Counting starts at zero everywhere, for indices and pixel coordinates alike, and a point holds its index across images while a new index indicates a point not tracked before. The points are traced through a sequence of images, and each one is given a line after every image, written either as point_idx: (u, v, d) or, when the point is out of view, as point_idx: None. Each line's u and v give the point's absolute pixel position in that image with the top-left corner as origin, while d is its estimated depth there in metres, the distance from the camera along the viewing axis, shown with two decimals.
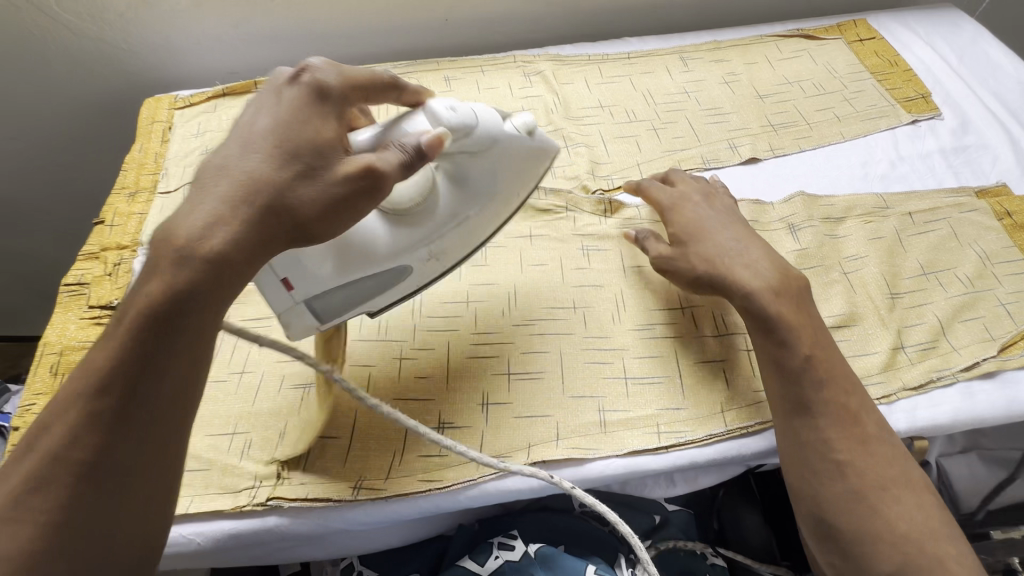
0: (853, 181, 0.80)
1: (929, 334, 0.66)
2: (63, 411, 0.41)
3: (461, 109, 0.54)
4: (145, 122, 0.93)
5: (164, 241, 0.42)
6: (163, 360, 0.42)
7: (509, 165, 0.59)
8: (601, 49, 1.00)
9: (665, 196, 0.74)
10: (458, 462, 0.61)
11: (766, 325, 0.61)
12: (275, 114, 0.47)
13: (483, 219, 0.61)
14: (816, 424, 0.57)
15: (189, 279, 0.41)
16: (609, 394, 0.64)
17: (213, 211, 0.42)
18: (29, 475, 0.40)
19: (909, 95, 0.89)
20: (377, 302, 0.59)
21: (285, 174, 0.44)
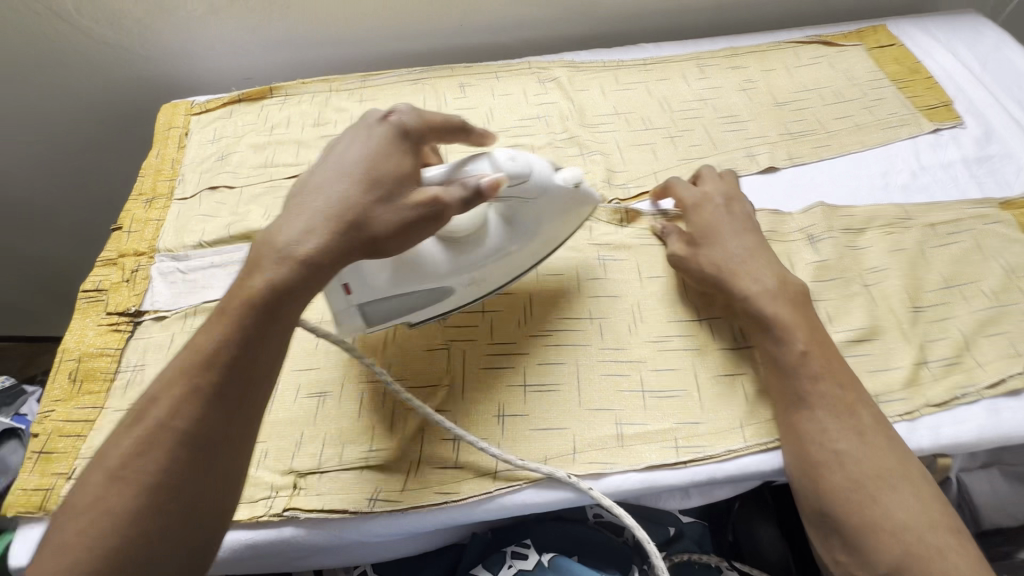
0: (874, 192, 0.79)
1: (952, 349, 0.65)
2: (173, 380, 0.47)
3: (519, 160, 0.59)
4: (162, 128, 0.93)
5: (267, 245, 0.49)
6: (256, 347, 0.48)
7: (553, 213, 0.65)
8: (616, 55, 1.00)
9: (689, 194, 0.74)
10: (474, 474, 0.60)
11: (762, 324, 0.62)
12: (364, 141, 0.53)
13: (523, 255, 0.66)
14: (811, 416, 0.57)
15: (283, 279, 0.47)
16: (626, 407, 0.64)
17: (307, 224, 0.48)
18: (138, 440, 0.45)
19: (931, 103, 0.87)
20: (419, 314, 0.65)
21: (367, 196, 0.50)
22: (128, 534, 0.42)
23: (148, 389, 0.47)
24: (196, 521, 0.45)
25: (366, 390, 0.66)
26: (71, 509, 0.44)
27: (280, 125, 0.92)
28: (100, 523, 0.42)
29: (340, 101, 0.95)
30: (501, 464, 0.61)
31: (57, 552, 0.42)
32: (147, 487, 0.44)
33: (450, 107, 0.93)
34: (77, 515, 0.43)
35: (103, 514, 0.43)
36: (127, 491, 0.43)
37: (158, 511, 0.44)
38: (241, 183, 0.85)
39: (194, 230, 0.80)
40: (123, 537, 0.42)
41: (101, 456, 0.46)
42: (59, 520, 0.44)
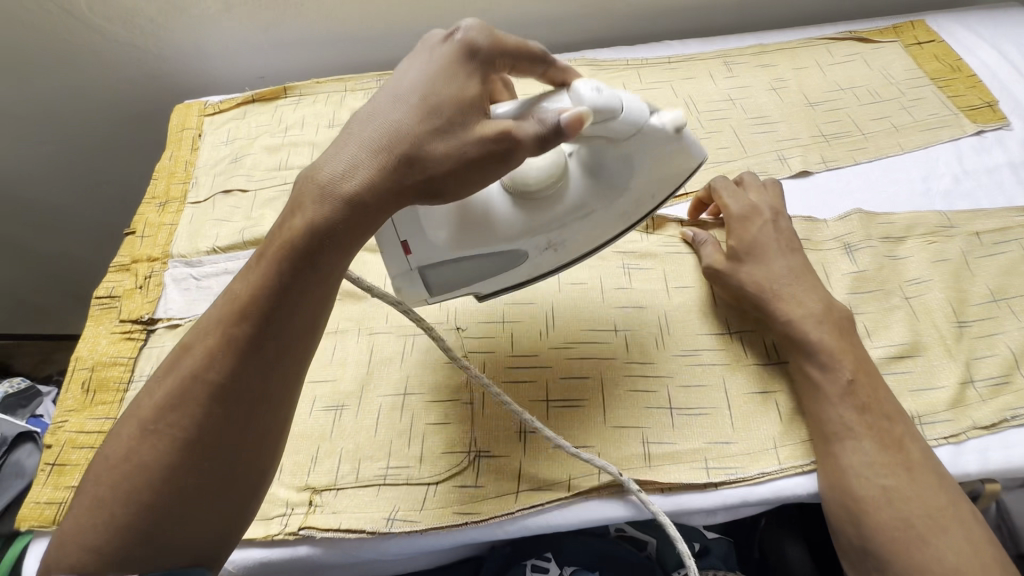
0: (913, 198, 0.75)
1: (1001, 368, 0.61)
2: (210, 331, 0.47)
3: (606, 93, 0.51)
4: (175, 129, 0.92)
5: (311, 182, 0.45)
6: (288, 299, 0.46)
7: (647, 161, 0.56)
8: (640, 53, 0.96)
9: (737, 201, 0.70)
10: (496, 493, 0.58)
11: (807, 349, 0.60)
12: (425, 65, 0.48)
13: (608, 217, 0.58)
14: (856, 446, 0.55)
15: (317, 225, 0.44)
16: (654, 425, 0.61)
17: (355, 156, 0.45)
18: (172, 391, 0.47)
19: (974, 103, 0.83)
20: (486, 283, 0.60)
21: (424, 126, 0.45)
22: (162, 477, 0.46)
23: (183, 341, 0.49)
24: (225, 474, 0.47)
25: (385, 404, 0.64)
26: (114, 452, 0.47)
27: (294, 126, 0.90)
28: (137, 468, 0.46)
29: (356, 101, 0.93)
30: (524, 483, 0.59)
31: (101, 491, 0.46)
32: (177, 438, 0.46)
33: None
34: (120, 458, 0.47)
35: (139, 459, 0.46)
36: (162, 439, 0.46)
37: (188, 460, 0.46)
38: (255, 187, 0.84)
39: (207, 235, 0.78)
40: (158, 481, 0.46)
41: (139, 403, 0.49)
42: (104, 461, 0.48)
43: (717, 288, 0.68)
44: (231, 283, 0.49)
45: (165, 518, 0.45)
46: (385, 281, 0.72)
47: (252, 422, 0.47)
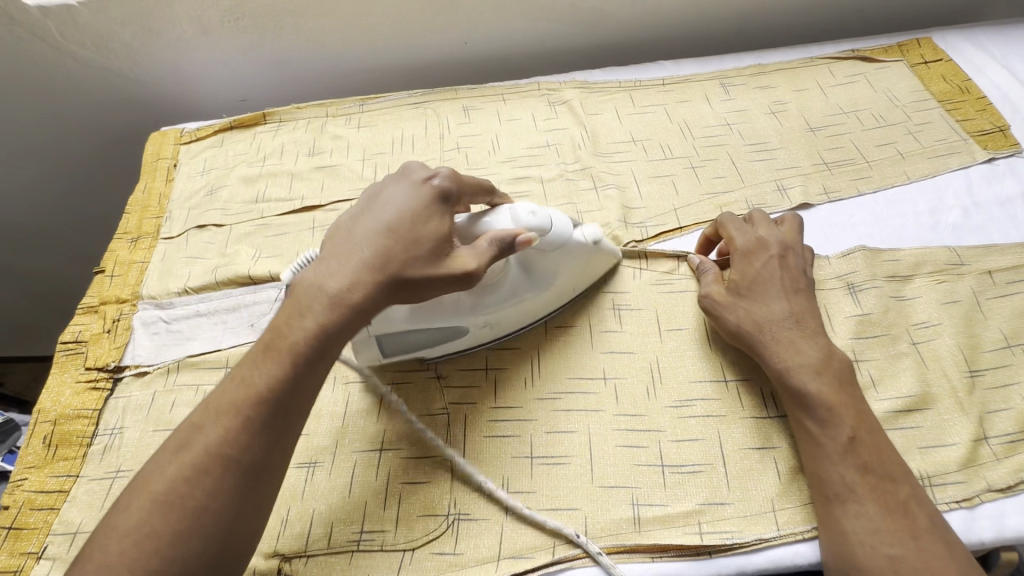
0: (921, 231, 0.71)
1: (1017, 423, 0.57)
2: (222, 407, 0.47)
3: (540, 215, 0.59)
4: (150, 159, 0.89)
5: (312, 290, 0.49)
6: (306, 380, 0.48)
7: (569, 265, 0.65)
8: (633, 74, 0.92)
9: (742, 235, 0.66)
10: (474, 561, 0.55)
11: (805, 402, 0.55)
12: (407, 198, 0.53)
13: (538, 303, 0.65)
14: (859, 510, 0.50)
15: (333, 320, 0.48)
16: (645, 485, 0.57)
17: (350, 276, 0.49)
18: (184, 467, 0.45)
19: (984, 128, 0.79)
20: (433, 350, 0.65)
21: (409, 254, 0.50)
22: (170, 558, 0.42)
23: (191, 417, 0.48)
24: (232, 551, 0.45)
25: (358, 462, 0.60)
26: (110, 531, 0.44)
27: (273, 154, 0.87)
28: (142, 545, 0.43)
29: (337, 127, 0.89)
30: (505, 549, 0.55)
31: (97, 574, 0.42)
32: (189, 513, 0.44)
33: (453, 134, 0.87)
34: (117, 538, 0.43)
35: (145, 538, 0.43)
36: (171, 516, 0.43)
37: (199, 537, 0.43)
38: (230, 221, 0.80)
39: (179, 275, 0.75)
40: (166, 561, 0.42)
41: (142, 482, 0.46)
42: (97, 544, 0.44)
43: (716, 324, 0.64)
44: (236, 368, 0.49)
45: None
46: None
47: (263, 496, 0.46)
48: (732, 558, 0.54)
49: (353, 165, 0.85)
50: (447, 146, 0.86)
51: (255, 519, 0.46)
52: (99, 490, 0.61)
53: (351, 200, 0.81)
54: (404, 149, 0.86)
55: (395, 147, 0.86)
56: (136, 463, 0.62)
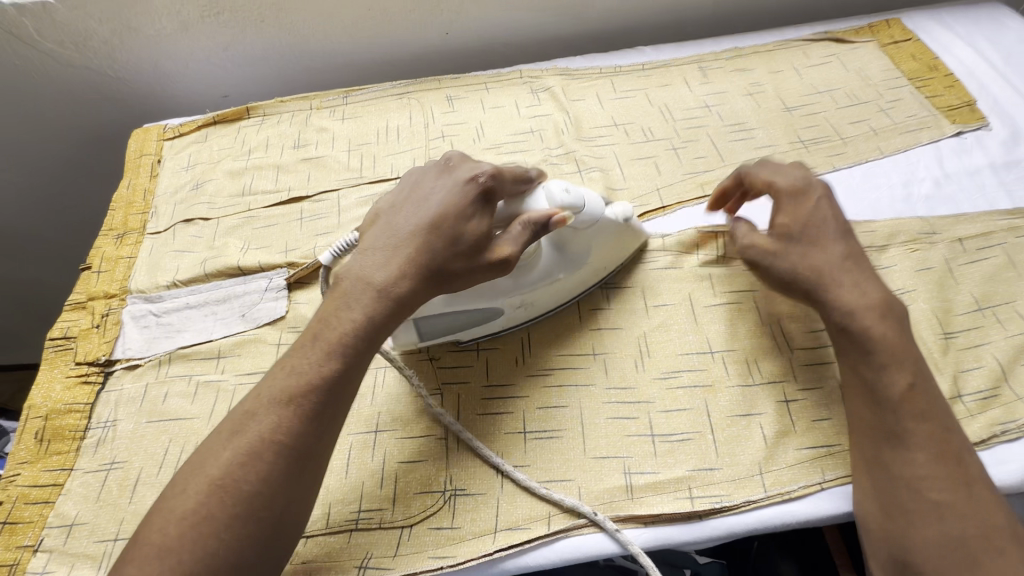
0: (894, 204, 0.73)
1: (989, 380, 0.59)
2: (274, 395, 0.48)
3: (574, 192, 0.61)
4: (134, 156, 0.88)
5: (360, 282, 0.52)
6: (354, 369, 0.50)
7: (602, 242, 0.66)
8: (613, 61, 0.94)
9: (783, 179, 0.62)
10: (472, 534, 0.56)
11: (869, 346, 0.54)
12: (448, 194, 0.55)
13: (572, 282, 0.66)
14: (909, 455, 0.51)
15: (378, 311, 0.51)
16: (636, 455, 0.59)
17: (392, 270, 0.52)
18: (238, 452, 0.46)
19: (951, 103, 0.82)
20: (469, 332, 0.65)
21: (446, 252, 0.53)
22: (223, 542, 0.43)
23: (245, 403, 0.49)
24: (280, 536, 0.46)
25: (353, 444, 0.61)
26: (167, 514, 0.45)
27: (258, 148, 0.87)
28: (200, 526, 0.43)
29: (321, 120, 0.90)
30: (501, 523, 0.56)
31: (154, 556, 0.43)
32: (244, 498, 0.45)
33: (438, 123, 0.88)
34: (174, 521, 0.44)
35: (200, 521, 0.44)
36: (226, 501, 0.44)
37: (251, 522, 0.44)
38: (217, 215, 0.80)
39: (167, 268, 0.75)
40: (221, 545, 0.43)
41: (196, 465, 0.47)
42: (153, 526, 0.45)
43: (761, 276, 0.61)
44: (285, 357, 0.51)
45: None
46: None
47: (310, 478, 0.48)
48: (733, 523, 0.55)
49: (339, 156, 0.85)
50: (433, 135, 0.87)
51: (302, 505, 0.47)
52: (94, 482, 0.61)
53: (339, 191, 0.81)
54: (390, 139, 0.87)
55: (380, 137, 0.87)
56: (130, 455, 0.62)
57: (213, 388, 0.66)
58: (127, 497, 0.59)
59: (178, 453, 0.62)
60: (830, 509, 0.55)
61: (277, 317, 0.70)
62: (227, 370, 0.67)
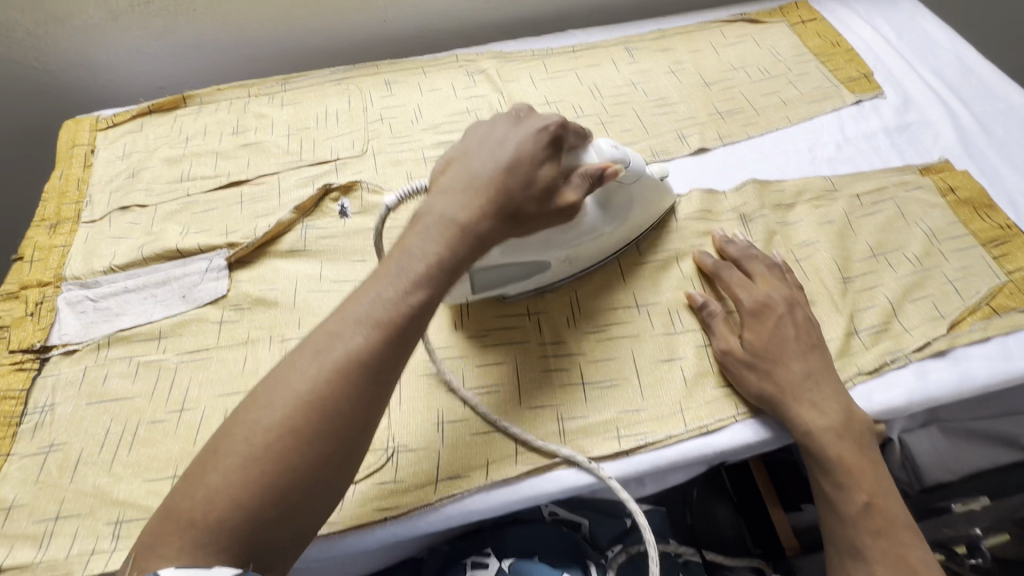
0: (800, 166, 0.80)
1: (881, 317, 0.66)
2: (359, 317, 0.46)
3: (620, 149, 0.65)
4: (65, 146, 0.87)
5: (440, 214, 0.51)
6: (435, 299, 0.49)
7: (640, 200, 0.70)
8: (545, 44, 0.98)
9: (749, 293, 0.65)
10: (415, 485, 0.58)
11: (826, 466, 0.58)
12: (522, 141, 0.56)
13: (614, 237, 0.69)
14: (865, 568, 0.55)
15: (458, 243, 0.50)
16: (568, 402, 0.63)
17: (473, 206, 0.52)
18: (324, 370, 0.44)
19: (852, 75, 0.89)
20: (516, 286, 0.67)
21: (523, 193, 0.54)
22: (306, 458, 0.42)
23: (327, 322, 0.47)
24: (349, 459, 0.45)
25: None
26: (250, 425, 0.43)
27: (196, 135, 0.87)
28: (286, 439, 0.42)
29: (260, 106, 0.91)
30: (443, 472, 0.59)
31: (238, 466, 0.41)
32: (329, 417, 0.43)
33: (377, 106, 0.90)
34: (259, 433, 0.42)
35: (287, 434, 0.42)
36: (312, 417, 0.43)
37: (333, 441, 0.44)
38: (155, 201, 0.80)
39: (104, 254, 0.75)
40: (303, 461, 0.42)
41: (276, 382, 0.44)
42: (234, 438, 0.42)
43: (726, 374, 0.63)
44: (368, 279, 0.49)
45: (295, 506, 0.42)
46: (296, 287, 0.71)
47: (382, 406, 0.46)
48: (661, 459, 0.59)
49: (278, 140, 0.86)
50: (372, 118, 0.89)
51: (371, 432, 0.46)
52: (33, 464, 0.60)
53: (278, 174, 0.83)
54: (329, 123, 0.88)
55: (320, 121, 0.88)
56: (70, 436, 0.62)
57: (155, 367, 0.66)
58: (68, 476, 0.60)
59: (119, 432, 0.62)
60: (742, 438, 0.60)
61: (218, 296, 0.71)
62: (168, 350, 0.67)
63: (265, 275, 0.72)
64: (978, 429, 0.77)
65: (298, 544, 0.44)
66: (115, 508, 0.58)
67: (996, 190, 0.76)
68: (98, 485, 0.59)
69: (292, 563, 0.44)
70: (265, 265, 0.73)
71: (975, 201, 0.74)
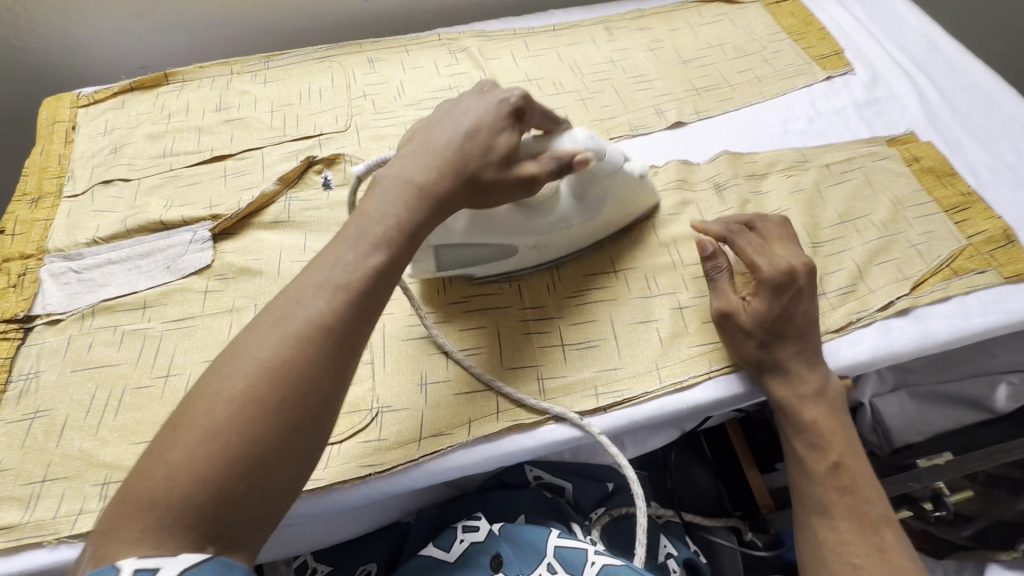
0: (773, 139, 0.82)
1: (848, 279, 0.68)
2: (323, 283, 0.45)
3: (595, 141, 0.63)
4: (45, 123, 0.87)
5: (401, 180, 0.51)
6: (397, 263, 0.48)
7: (617, 190, 0.69)
8: (526, 24, 0.99)
9: (771, 261, 0.63)
10: (399, 443, 0.60)
11: (798, 425, 0.60)
12: (482, 110, 0.57)
13: (584, 231, 0.69)
14: (831, 523, 0.56)
15: (421, 206, 0.50)
16: (548, 363, 0.64)
17: (433, 170, 0.52)
18: (288, 334, 0.42)
19: (823, 53, 0.91)
20: (484, 267, 0.68)
21: (481, 160, 0.54)
22: (274, 427, 0.40)
23: (288, 290, 0.45)
24: (319, 430, 0.42)
25: None
26: (212, 396, 0.40)
27: (179, 112, 0.87)
28: (251, 408, 0.39)
29: (242, 83, 0.91)
30: (426, 430, 0.61)
31: (200, 440, 0.38)
32: (297, 382, 0.41)
33: (360, 83, 0.91)
34: (221, 403, 0.39)
35: (251, 403, 0.39)
36: (278, 383, 0.41)
37: (302, 409, 0.41)
38: (137, 175, 0.81)
39: (87, 228, 0.75)
40: (271, 430, 0.39)
41: (237, 351, 0.42)
42: (193, 412, 0.39)
43: (721, 333, 0.64)
44: (327, 247, 0.47)
45: (267, 479, 0.39)
46: (280, 258, 0.72)
47: (352, 374, 0.45)
48: (638, 414, 0.61)
49: (261, 116, 0.87)
50: (355, 95, 0.89)
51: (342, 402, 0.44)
52: (18, 430, 0.61)
53: (262, 149, 0.83)
54: (312, 99, 0.89)
55: (304, 98, 0.89)
56: (55, 402, 0.63)
57: (140, 335, 0.67)
58: (54, 441, 0.60)
59: (105, 397, 0.63)
60: (716, 394, 0.63)
61: (203, 266, 0.71)
62: (153, 319, 0.68)
63: (250, 246, 0.73)
64: (952, 391, 0.80)
65: (270, 524, 0.40)
66: (102, 470, 0.58)
67: (958, 160, 0.79)
68: (85, 449, 0.60)
69: (258, 550, 0.40)
70: (249, 237, 0.74)
71: (938, 170, 0.77)
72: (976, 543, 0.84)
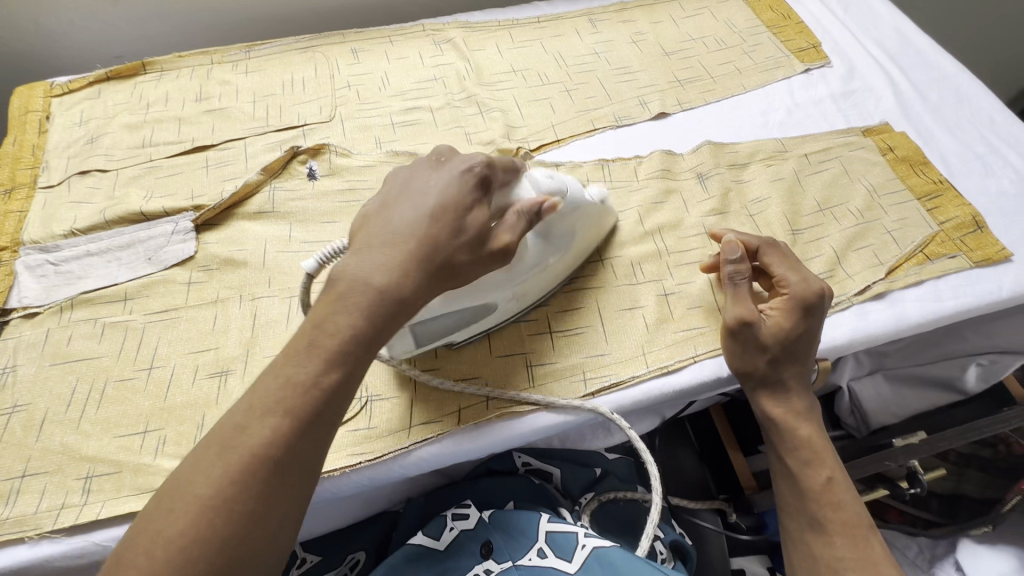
0: (754, 130, 0.84)
1: (826, 265, 0.70)
2: (268, 408, 0.43)
3: (555, 179, 0.61)
4: (17, 112, 0.84)
5: (356, 284, 0.47)
6: (351, 379, 0.46)
7: (583, 224, 0.66)
8: (511, 15, 1.00)
9: (801, 281, 0.62)
10: (389, 431, 0.60)
11: (794, 442, 0.61)
12: (444, 185, 0.52)
13: (559, 266, 0.66)
14: (828, 539, 0.57)
15: (378, 313, 0.47)
16: (537, 350, 0.65)
17: (393, 266, 0.48)
18: (229, 468, 0.41)
19: (802, 46, 0.93)
20: (463, 332, 0.63)
21: (451, 242, 0.50)
22: (214, 563, 0.39)
23: (234, 414, 0.44)
24: (265, 555, 0.42)
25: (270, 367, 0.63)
26: (153, 534, 0.40)
27: (157, 102, 0.86)
28: (190, 547, 0.39)
29: (223, 73, 0.90)
30: (415, 419, 0.61)
31: None
32: (241, 517, 0.41)
33: (344, 73, 0.90)
34: (160, 543, 0.39)
35: (190, 544, 0.39)
36: (218, 521, 0.40)
37: (243, 544, 0.41)
38: (115, 166, 0.79)
39: (64, 219, 0.74)
40: (210, 570, 0.39)
41: (181, 484, 0.42)
42: (135, 550, 0.40)
43: (732, 341, 0.62)
44: (275, 364, 0.46)
45: None
46: (265, 249, 0.71)
47: (300, 494, 0.44)
48: (624, 398, 0.62)
49: (244, 107, 0.86)
50: (339, 85, 0.89)
51: (291, 523, 0.44)
52: None
53: (245, 139, 0.82)
54: (295, 90, 0.88)
55: (287, 88, 0.88)
56: (35, 396, 0.61)
57: (121, 327, 0.66)
58: (34, 435, 0.59)
59: (86, 390, 0.62)
60: (701, 376, 0.64)
61: (185, 257, 0.70)
62: (134, 311, 0.67)
63: (233, 236, 0.72)
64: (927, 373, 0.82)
65: None
66: (84, 464, 0.57)
67: (930, 149, 0.81)
68: (66, 443, 0.58)
69: None
70: (233, 228, 0.73)
71: (912, 159, 0.79)
72: (947, 518, 0.89)
